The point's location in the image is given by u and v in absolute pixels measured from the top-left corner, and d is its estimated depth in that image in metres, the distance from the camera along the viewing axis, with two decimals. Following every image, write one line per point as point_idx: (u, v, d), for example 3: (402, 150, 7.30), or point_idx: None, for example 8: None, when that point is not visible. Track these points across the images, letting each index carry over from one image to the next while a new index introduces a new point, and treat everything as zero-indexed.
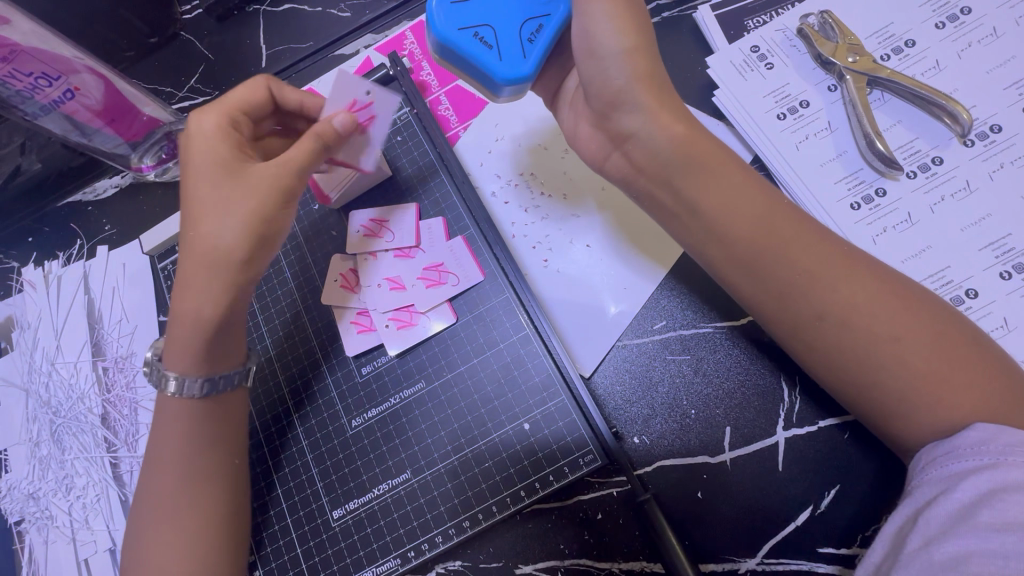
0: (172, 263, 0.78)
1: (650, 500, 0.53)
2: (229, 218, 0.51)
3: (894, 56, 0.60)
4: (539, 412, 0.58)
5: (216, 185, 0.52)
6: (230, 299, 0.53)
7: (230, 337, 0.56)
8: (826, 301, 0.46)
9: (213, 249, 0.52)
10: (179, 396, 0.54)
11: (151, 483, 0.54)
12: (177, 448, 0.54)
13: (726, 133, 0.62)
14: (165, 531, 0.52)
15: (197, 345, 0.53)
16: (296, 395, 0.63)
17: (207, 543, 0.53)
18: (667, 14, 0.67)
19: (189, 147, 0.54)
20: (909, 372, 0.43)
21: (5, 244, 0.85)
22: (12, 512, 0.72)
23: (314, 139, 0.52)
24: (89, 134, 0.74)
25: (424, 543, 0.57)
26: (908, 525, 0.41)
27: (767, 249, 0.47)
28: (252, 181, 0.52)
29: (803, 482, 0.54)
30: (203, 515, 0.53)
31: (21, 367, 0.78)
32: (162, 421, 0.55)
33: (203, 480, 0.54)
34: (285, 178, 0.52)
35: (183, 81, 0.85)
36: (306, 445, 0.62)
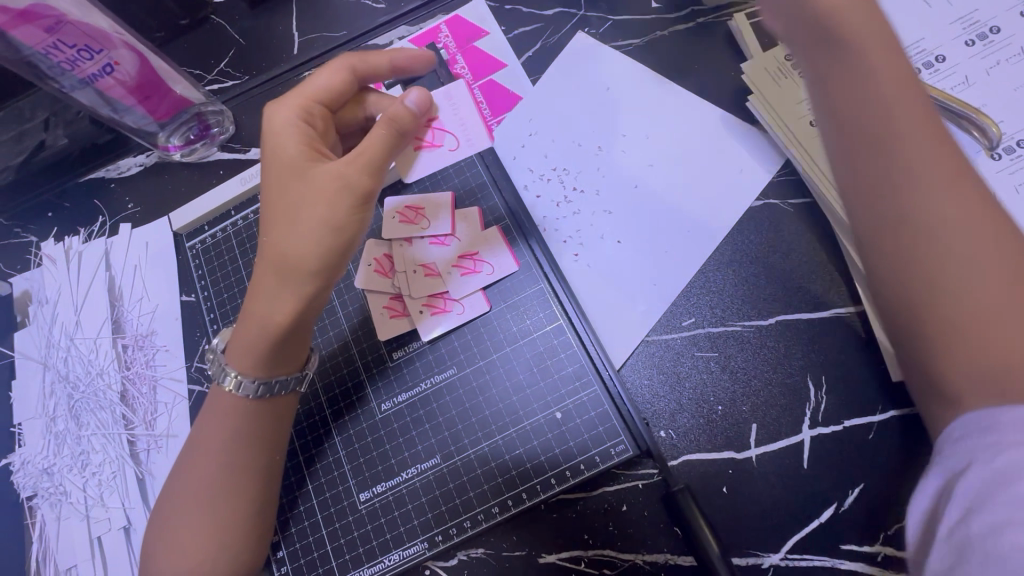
0: (200, 242, 0.77)
1: (683, 491, 0.54)
2: (301, 226, 0.53)
3: (924, 71, 0.62)
4: (571, 401, 0.58)
5: (292, 190, 0.54)
6: (301, 307, 0.54)
7: (298, 342, 0.57)
8: (942, 221, 0.41)
9: (287, 254, 0.53)
10: (235, 393, 0.56)
11: (197, 454, 0.56)
12: (224, 426, 0.56)
13: (756, 138, 0.66)
14: (200, 513, 0.54)
15: (266, 349, 0.55)
16: (335, 358, 0.64)
17: (237, 532, 0.55)
18: (702, 20, 0.71)
19: (269, 145, 0.57)
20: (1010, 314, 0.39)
21: (27, 217, 0.86)
22: (24, 487, 0.71)
23: (387, 127, 0.53)
24: (119, 109, 0.74)
25: (453, 528, 0.57)
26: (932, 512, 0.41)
27: (892, 133, 0.44)
28: (330, 189, 0.53)
29: (828, 481, 0.55)
30: (236, 501, 0.55)
31: (39, 342, 0.78)
32: (212, 406, 0.57)
33: (242, 474, 0.55)
34: (357, 177, 0.53)
35: (213, 64, 0.86)
36: (331, 417, 0.62)
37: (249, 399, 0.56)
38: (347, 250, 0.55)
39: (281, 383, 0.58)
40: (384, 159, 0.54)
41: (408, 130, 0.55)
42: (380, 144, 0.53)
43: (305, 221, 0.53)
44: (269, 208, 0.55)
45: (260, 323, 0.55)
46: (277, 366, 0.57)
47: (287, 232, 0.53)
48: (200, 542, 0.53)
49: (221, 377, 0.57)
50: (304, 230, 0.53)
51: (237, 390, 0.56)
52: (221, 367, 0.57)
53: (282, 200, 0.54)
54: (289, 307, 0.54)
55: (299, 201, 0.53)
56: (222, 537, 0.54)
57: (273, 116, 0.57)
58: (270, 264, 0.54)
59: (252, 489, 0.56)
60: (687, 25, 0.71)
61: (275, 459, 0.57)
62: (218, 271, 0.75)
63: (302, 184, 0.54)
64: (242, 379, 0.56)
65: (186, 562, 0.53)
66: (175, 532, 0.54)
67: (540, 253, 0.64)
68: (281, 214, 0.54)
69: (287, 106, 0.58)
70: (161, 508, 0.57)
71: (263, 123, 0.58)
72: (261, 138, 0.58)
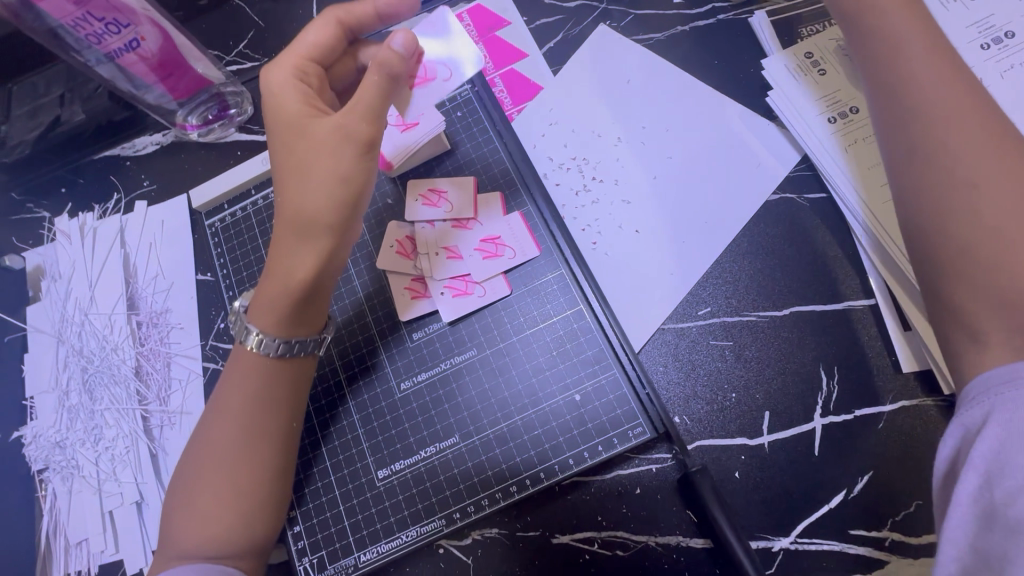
0: (220, 221, 0.77)
1: (699, 473, 0.54)
2: (314, 182, 0.55)
3: None
4: (590, 384, 0.59)
5: (300, 148, 0.55)
6: (320, 261, 0.56)
7: (318, 301, 0.59)
8: (990, 203, 0.44)
9: (301, 214, 0.55)
10: (257, 352, 0.58)
11: (217, 419, 0.57)
12: (244, 391, 0.57)
13: (776, 133, 0.67)
14: (220, 477, 0.55)
15: (284, 310, 0.56)
16: (350, 327, 0.65)
17: (253, 496, 0.55)
18: (722, 16, 0.72)
19: (270, 106, 0.57)
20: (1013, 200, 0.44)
21: (39, 192, 0.86)
22: (35, 460, 0.72)
23: (380, 74, 0.53)
24: (137, 84, 0.74)
25: (470, 506, 0.58)
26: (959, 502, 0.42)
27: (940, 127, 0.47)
28: (337, 144, 0.54)
29: (838, 468, 0.56)
30: (255, 466, 0.56)
31: (53, 316, 0.78)
32: (234, 371, 0.58)
33: (260, 438, 0.56)
34: (362, 128, 0.54)
35: (232, 45, 0.86)
36: (346, 384, 0.63)
37: (269, 356, 0.58)
38: (361, 201, 0.57)
39: (301, 344, 0.59)
40: (383, 107, 0.55)
41: (399, 73, 0.53)
42: (375, 90, 0.54)
43: (317, 177, 0.55)
44: (279, 168, 0.57)
45: (278, 281, 0.57)
46: (297, 325, 0.58)
47: (299, 190, 0.55)
48: (219, 505, 0.54)
49: (243, 336, 0.58)
50: (317, 186, 0.55)
51: (259, 347, 0.57)
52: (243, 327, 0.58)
53: (291, 159, 0.56)
54: (310, 263, 0.56)
55: (308, 158, 0.55)
56: (240, 501, 0.55)
57: (271, 77, 0.58)
58: (286, 223, 0.56)
59: (272, 453, 0.57)
60: (707, 21, 0.72)
61: (292, 426, 0.58)
62: (237, 250, 0.75)
63: (307, 141, 0.55)
64: (263, 337, 0.57)
65: (203, 524, 0.54)
66: (194, 495, 0.55)
67: (562, 239, 0.64)
68: (292, 173, 0.56)
69: (282, 66, 0.58)
70: (180, 473, 0.58)
71: (262, 87, 0.58)
72: (262, 102, 0.59)
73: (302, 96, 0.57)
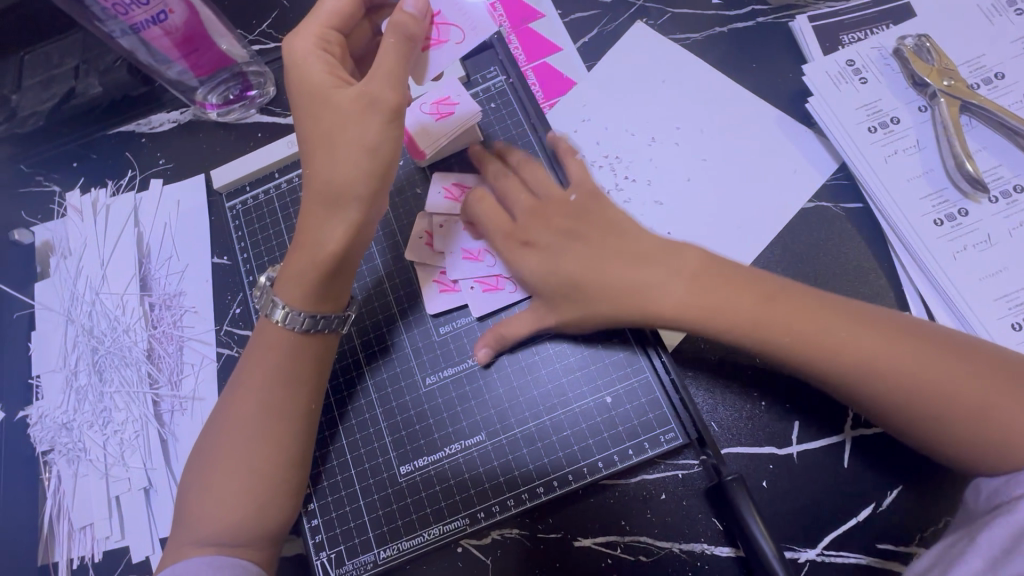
0: (241, 203, 0.75)
1: (735, 481, 0.52)
2: (343, 152, 0.53)
3: (983, 86, 0.63)
4: (621, 387, 0.58)
5: (326, 117, 0.54)
6: (350, 233, 0.55)
7: (344, 277, 0.58)
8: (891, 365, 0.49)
9: (329, 187, 0.54)
10: (282, 326, 0.57)
11: (238, 399, 0.56)
12: (266, 370, 0.56)
13: (814, 139, 0.66)
14: (239, 459, 0.54)
15: (311, 284, 0.56)
16: (370, 304, 0.64)
17: (269, 484, 0.54)
18: (762, 19, 0.71)
19: (294, 76, 0.56)
20: (916, 398, 0.49)
21: (49, 166, 0.83)
22: (41, 441, 0.70)
23: (398, 38, 0.52)
24: (160, 59, 0.71)
25: (495, 506, 0.57)
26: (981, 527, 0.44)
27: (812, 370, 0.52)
28: (360, 112, 0.53)
29: (868, 480, 0.56)
30: (275, 450, 0.54)
31: (63, 294, 0.76)
32: (257, 350, 0.57)
33: (279, 420, 0.55)
34: (388, 93, 0.52)
35: (255, 24, 0.84)
36: (364, 360, 0.63)
37: (293, 331, 0.57)
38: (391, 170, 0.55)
39: (326, 320, 0.58)
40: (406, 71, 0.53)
41: (415, 34, 0.53)
42: (396, 54, 0.52)
43: (344, 146, 0.53)
44: (305, 139, 0.55)
45: (306, 256, 0.56)
46: (323, 300, 0.57)
47: (327, 161, 0.54)
48: (237, 489, 0.53)
49: (268, 309, 0.57)
50: (346, 156, 0.53)
51: (283, 321, 0.57)
52: (270, 302, 0.58)
53: (317, 129, 0.54)
54: (340, 236, 0.55)
55: (333, 127, 0.53)
56: (258, 486, 0.53)
57: (294, 44, 0.56)
58: (315, 195, 0.55)
59: (291, 439, 0.55)
60: (746, 23, 0.71)
61: (310, 409, 0.57)
62: (258, 234, 0.73)
63: (331, 109, 0.53)
64: (288, 311, 0.57)
65: (221, 506, 0.53)
66: (211, 478, 0.54)
67: None
68: (318, 144, 0.54)
69: (302, 32, 0.56)
70: (197, 456, 0.56)
71: (285, 56, 0.56)
72: (285, 73, 0.57)
73: (325, 63, 0.55)
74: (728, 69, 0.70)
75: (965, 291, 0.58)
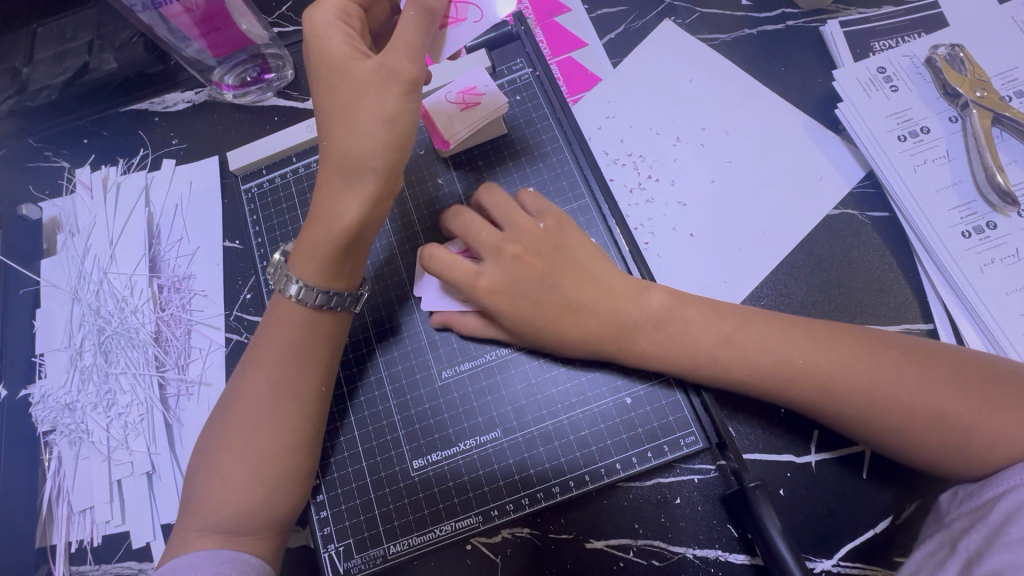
0: (257, 187, 0.73)
1: (755, 488, 0.51)
2: (360, 126, 0.52)
3: (1016, 98, 0.62)
4: (642, 388, 0.57)
5: (344, 90, 0.52)
6: (365, 207, 0.53)
7: (358, 254, 0.57)
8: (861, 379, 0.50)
9: (345, 160, 0.52)
10: (297, 301, 0.56)
11: (249, 379, 0.55)
12: (278, 351, 0.55)
13: (841, 146, 0.65)
14: (247, 440, 0.52)
15: (325, 259, 0.55)
16: (386, 293, 0.63)
17: (276, 472, 0.53)
18: (792, 22, 0.70)
19: (313, 48, 0.54)
20: (876, 412, 0.50)
21: (59, 141, 0.81)
22: (43, 420, 0.69)
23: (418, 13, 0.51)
24: (179, 37, 0.70)
25: (509, 504, 0.56)
26: (987, 537, 0.44)
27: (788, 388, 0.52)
28: (379, 82, 0.51)
29: (887, 492, 0.55)
30: (286, 434, 0.53)
31: (70, 272, 0.75)
32: (270, 329, 0.56)
33: (290, 402, 0.54)
34: (407, 67, 0.51)
35: (275, 6, 0.83)
36: (378, 346, 0.62)
37: (307, 309, 0.56)
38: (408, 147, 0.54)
39: (339, 298, 0.57)
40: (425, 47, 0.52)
41: (436, 9, 0.52)
42: (416, 29, 0.51)
43: (361, 120, 0.52)
44: (322, 113, 0.54)
45: (320, 232, 0.55)
46: (336, 277, 0.56)
47: (343, 134, 0.52)
48: (245, 473, 0.52)
49: (285, 286, 0.56)
50: (363, 130, 0.52)
51: (298, 297, 0.56)
52: (285, 279, 0.57)
53: (334, 102, 0.53)
54: (354, 211, 0.53)
55: (352, 100, 0.52)
56: (266, 471, 0.52)
57: (314, 16, 0.54)
58: (331, 169, 0.54)
59: (299, 421, 0.54)
60: (775, 25, 0.70)
61: (320, 393, 0.56)
62: (273, 219, 0.72)
63: (349, 83, 0.52)
64: (302, 287, 0.56)
65: (226, 489, 0.51)
66: (218, 460, 0.53)
67: (619, 234, 0.62)
68: (336, 117, 0.53)
69: (322, 4, 0.55)
70: (206, 437, 0.55)
71: (303, 28, 0.55)
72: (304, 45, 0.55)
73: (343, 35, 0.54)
74: (756, 71, 0.69)
75: (992, 305, 0.58)
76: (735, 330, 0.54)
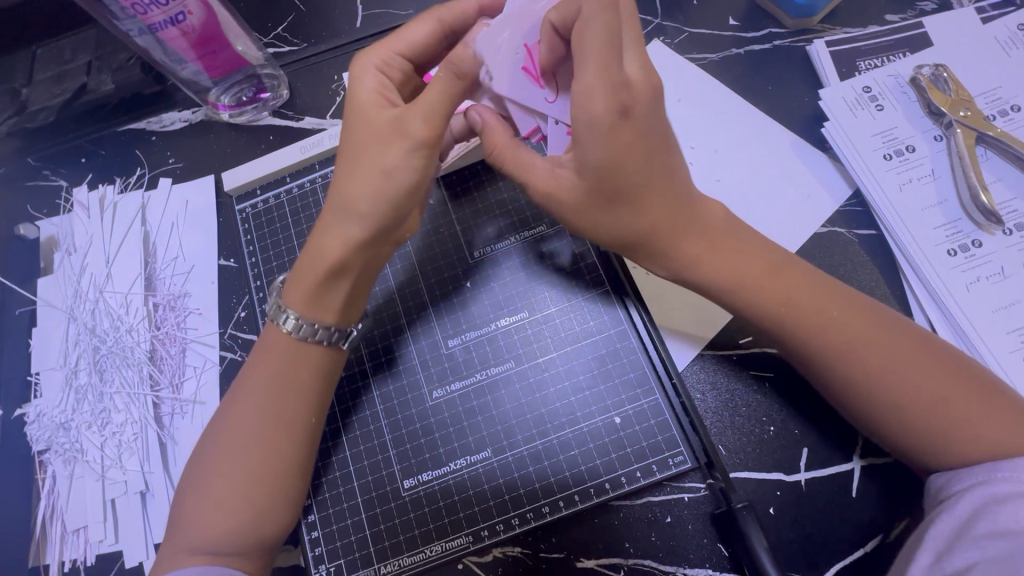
0: (251, 207, 0.74)
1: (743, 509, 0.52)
2: (362, 169, 0.52)
3: (1000, 117, 0.63)
4: (631, 408, 0.58)
5: (360, 131, 0.53)
6: (353, 247, 0.54)
7: (352, 291, 0.57)
8: (875, 346, 0.50)
9: (340, 199, 0.54)
10: (290, 333, 0.56)
11: (240, 402, 0.55)
12: (270, 375, 0.55)
13: (829, 165, 0.66)
14: (236, 462, 0.53)
15: (314, 287, 0.55)
16: (378, 314, 0.63)
17: (265, 494, 0.53)
18: (778, 42, 0.71)
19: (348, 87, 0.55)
20: (880, 381, 0.49)
21: (56, 162, 0.82)
22: (37, 440, 0.69)
23: (449, 74, 0.49)
24: (176, 58, 0.70)
25: (499, 524, 0.56)
26: (954, 536, 0.45)
27: (808, 341, 0.51)
28: (387, 128, 0.52)
29: (875, 510, 0.55)
30: (275, 457, 0.53)
31: (66, 291, 0.75)
32: (263, 349, 0.57)
33: (280, 426, 0.54)
34: (418, 125, 0.51)
35: (270, 27, 0.84)
36: (372, 375, 0.62)
37: (300, 340, 0.56)
38: (403, 202, 0.54)
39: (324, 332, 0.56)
40: (444, 112, 0.51)
41: (468, 74, 0.50)
42: (442, 94, 0.50)
43: (366, 164, 0.53)
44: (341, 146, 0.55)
45: (314, 263, 0.55)
46: (328, 313, 0.56)
47: (347, 171, 0.53)
48: (234, 494, 0.52)
49: (278, 317, 0.57)
50: (364, 173, 0.52)
51: (292, 329, 0.56)
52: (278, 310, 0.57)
53: (351, 139, 0.54)
54: (341, 246, 0.54)
55: (362, 142, 0.53)
56: (255, 494, 0.52)
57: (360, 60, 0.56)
58: (333, 203, 0.54)
59: (288, 445, 0.54)
60: (762, 45, 0.71)
61: (311, 419, 0.55)
62: (267, 238, 0.73)
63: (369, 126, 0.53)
64: (298, 320, 0.56)
65: (214, 511, 0.52)
66: (208, 480, 0.53)
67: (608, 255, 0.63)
68: (346, 153, 0.54)
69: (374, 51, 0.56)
70: (196, 457, 0.55)
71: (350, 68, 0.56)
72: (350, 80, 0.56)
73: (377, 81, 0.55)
74: (745, 90, 0.70)
75: (978, 322, 0.58)
76: (780, 265, 0.53)
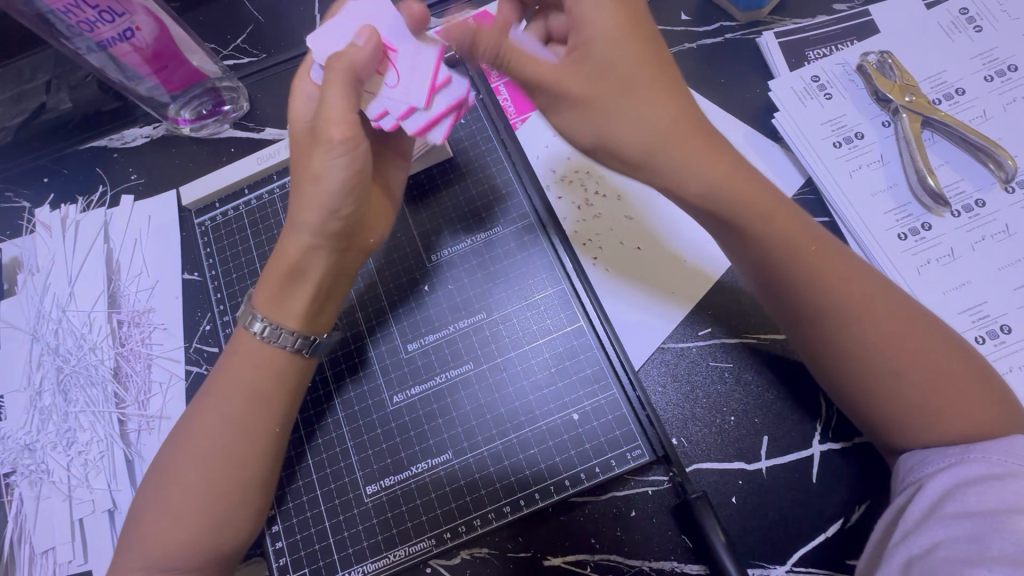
0: (210, 220, 0.74)
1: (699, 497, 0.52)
2: (297, 183, 0.53)
3: (944, 101, 0.64)
4: (588, 404, 0.58)
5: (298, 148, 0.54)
6: (306, 252, 0.55)
7: (315, 296, 0.57)
8: (872, 313, 0.49)
9: (303, 217, 0.53)
10: (259, 337, 0.56)
11: (199, 413, 0.55)
12: (230, 385, 0.55)
13: (781, 155, 0.66)
14: (195, 473, 0.53)
15: (275, 291, 0.56)
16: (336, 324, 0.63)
17: (225, 506, 0.53)
18: (730, 35, 0.71)
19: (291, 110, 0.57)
20: (878, 345, 0.48)
21: (17, 183, 0.82)
22: (4, 462, 0.69)
23: (344, 70, 0.49)
24: (131, 74, 0.70)
25: (463, 526, 0.56)
26: (922, 517, 0.44)
27: (811, 295, 0.49)
28: (309, 137, 0.52)
29: (836, 496, 0.56)
30: (233, 469, 0.53)
31: (29, 312, 0.75)
32: (228, 358, 0.57)
33: (240, 437, 0.54)
34: (330, 128, 0.50)
35: (229, 40, 0.84)
36: (335, 390, 0.61)
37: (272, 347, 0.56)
38: (339, 203, 0.53)
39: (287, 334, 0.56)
40: (348, 103, 0.50)
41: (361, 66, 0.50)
42: (340, 90, 0.49)
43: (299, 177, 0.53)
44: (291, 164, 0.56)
45: (273, 272, 0.56)
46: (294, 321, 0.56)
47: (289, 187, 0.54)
48: (193, 506, 0.52)
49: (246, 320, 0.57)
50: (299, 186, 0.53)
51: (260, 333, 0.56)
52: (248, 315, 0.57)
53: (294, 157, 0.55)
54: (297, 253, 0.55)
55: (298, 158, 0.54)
56: (214, 505, 0.52)
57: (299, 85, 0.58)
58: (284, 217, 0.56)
59: (247, 455, 0.54)
60: (714, 38, 0.72)
61: (275, 429, 0.55)
62: (228, 251, 0.73)
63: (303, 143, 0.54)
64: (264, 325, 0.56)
65: (174, 523, 0.52)
66: (168, 492, 0.53)
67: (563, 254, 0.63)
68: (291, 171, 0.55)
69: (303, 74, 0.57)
70: (156, 470, 0.55)
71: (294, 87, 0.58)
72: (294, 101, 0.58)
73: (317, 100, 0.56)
74: (698, 83, 0.71)
75: (929, 305, 0.59)
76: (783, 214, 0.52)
